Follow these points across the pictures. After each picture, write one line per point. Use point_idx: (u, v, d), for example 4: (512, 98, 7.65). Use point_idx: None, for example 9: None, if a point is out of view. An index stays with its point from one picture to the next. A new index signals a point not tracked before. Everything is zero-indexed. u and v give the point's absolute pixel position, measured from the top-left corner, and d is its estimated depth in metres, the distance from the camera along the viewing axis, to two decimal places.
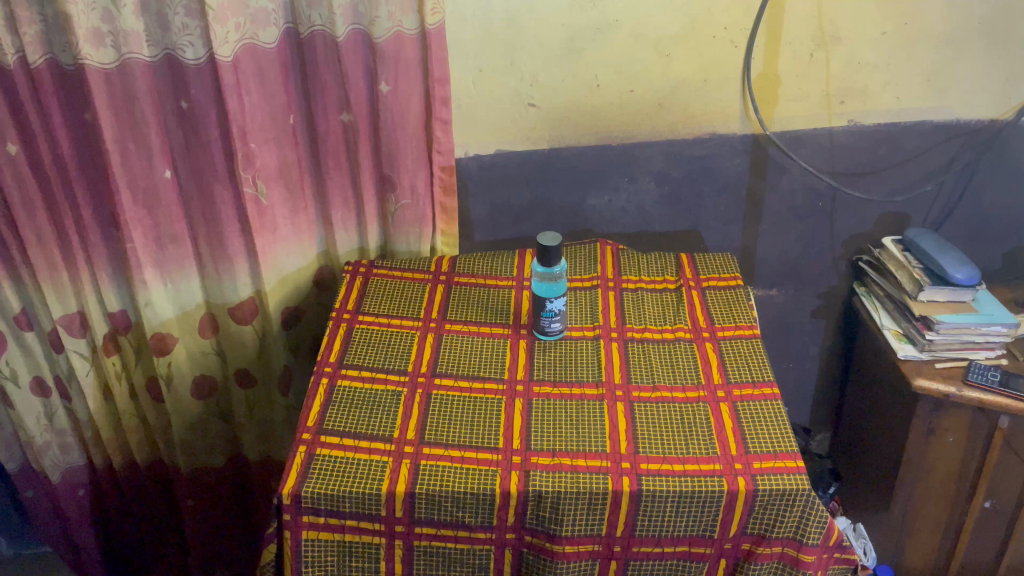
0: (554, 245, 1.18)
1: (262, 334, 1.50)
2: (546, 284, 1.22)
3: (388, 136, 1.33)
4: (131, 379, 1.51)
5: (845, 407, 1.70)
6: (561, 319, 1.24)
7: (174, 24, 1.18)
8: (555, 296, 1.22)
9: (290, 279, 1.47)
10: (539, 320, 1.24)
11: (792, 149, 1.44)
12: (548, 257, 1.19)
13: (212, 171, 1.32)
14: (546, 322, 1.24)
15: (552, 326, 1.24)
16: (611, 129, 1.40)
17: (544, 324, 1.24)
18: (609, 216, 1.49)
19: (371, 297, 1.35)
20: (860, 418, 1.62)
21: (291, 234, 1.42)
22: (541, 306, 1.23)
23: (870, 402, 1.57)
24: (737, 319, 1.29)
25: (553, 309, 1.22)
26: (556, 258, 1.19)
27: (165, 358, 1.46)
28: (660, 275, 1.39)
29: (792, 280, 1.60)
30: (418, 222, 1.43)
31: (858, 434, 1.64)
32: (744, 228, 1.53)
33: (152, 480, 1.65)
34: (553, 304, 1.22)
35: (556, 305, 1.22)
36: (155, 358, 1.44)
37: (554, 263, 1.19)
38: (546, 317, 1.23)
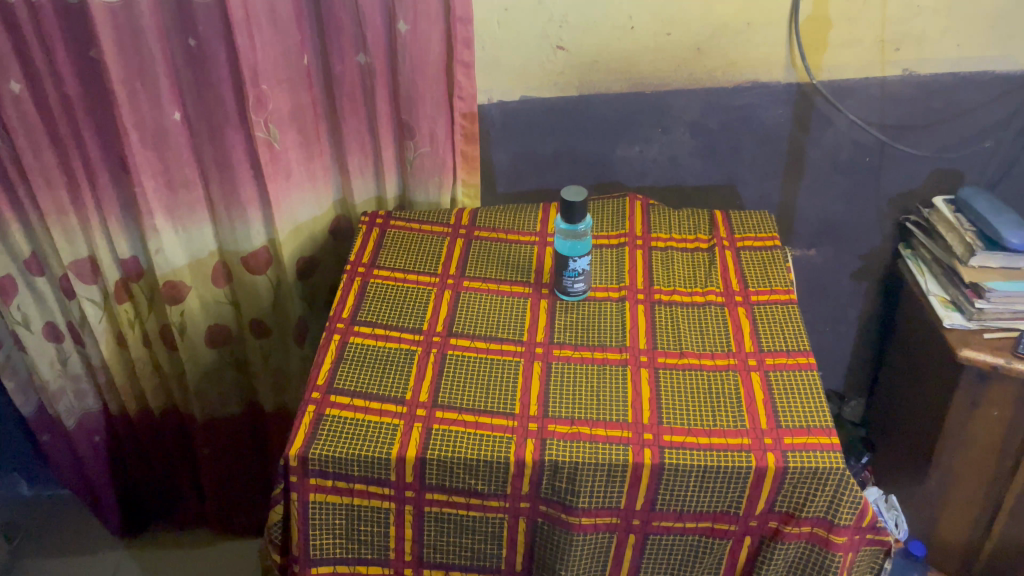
0: (579, 203, 1.10)
1: (276, 284, 1.44)
2: (569, 242, 1.15)
3: (407, 80, 1.25)
4: (144, 327, 1.47)
5: (881, 374, 1.62)
6: (584, 279, 1.18)
7: None
8: (579, 255, 1.15)
9: (304, 228, 1.41)
10: (561, 278, 1.18)
11: (839, 100, 1.34)
12: (572, 216, 1.11)
13: (223, 114, 1.25)
14: (568, 280, 1.18)
15: (574, 286, 1.18)
16: (645, 76, 1.31)
17: (565, 282, 1.18)
18: (639, 169, 1.41)
19: (386, 252, 1.30)
20: (897, 385, 1.55)
21: (304, 181, 1.36)
22: (563, 265, 1.16)
23: (909, 371, 1.49)
24: (772, 282, 1.21)
25: (576, 269, 1.16)
26: (580, 216, 1.11)
27: (178, 307, 1.42)
28: (691, 233, 1.31)
29: (832, 240, 1.50)
30: (437, 171, 1.36)
31: (894, 403, 1.57)
32: (783, 184, 1.44)
33: (168, 430, 1.62)
34: (576, 263, 1.15)
35: (579, 264, 1.16)
36: (168, 307, 1.40)
37: (579, 220, 1.12)
38: (568, 275, 1.17)
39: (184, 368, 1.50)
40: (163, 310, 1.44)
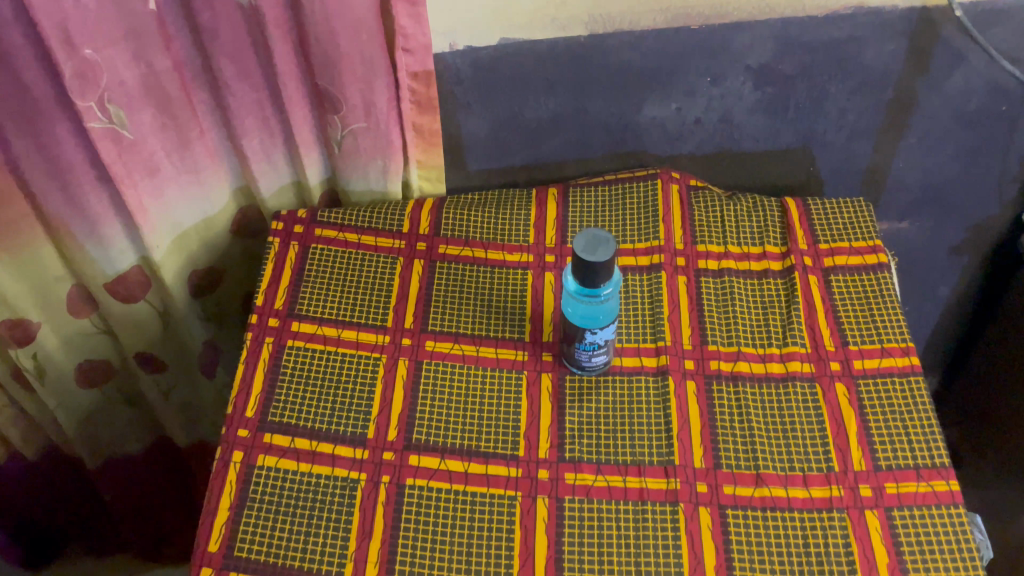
0: (599, 261, 0.69)
1: (164, 309, 1.03)
2: (582, 305, 0.74)
3: (321, 30, 0.78)
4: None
5: (971, 362, 1.26)
6: (607, 349, 0.78)
7: None
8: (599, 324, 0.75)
9: (192, 234, 0.98)
10: (572, 348, 0.78)
11: (982, 29, 0.86)
12: (587, 277, 0.70)
13: (32, 96, 0.77)
14: (582, 352, 0.78)
15: (590, 359, 0.78)
16: (692, 5, 0.83)
17: (576, 353, 0.78)
18: (675, 133, 0.96)
19: (309, 290, 0.88)
20: (997, 389, 1.19)
21: (181, 173, 0.91)
22: (575, 335, 0.76)
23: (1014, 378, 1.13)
24: (882, 336, 0.82)
25: (594, 341, 0.76)
26: (600, 278, 0.70)
27: (29, 348, 1.00)
28: (755, 242, 0.90)
29: (933, 210, 1.08)
30: (379, 152, 0.92)
31: (988, 406, 1.22)
32: (878, 144, 0.99)
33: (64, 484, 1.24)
34: (595, 335, 0.75)
35: (600, 336, 0.76)
36: (13, 351, 0.99)
37: (597, 283, 0.70)
38: (581, 347, 0.77)
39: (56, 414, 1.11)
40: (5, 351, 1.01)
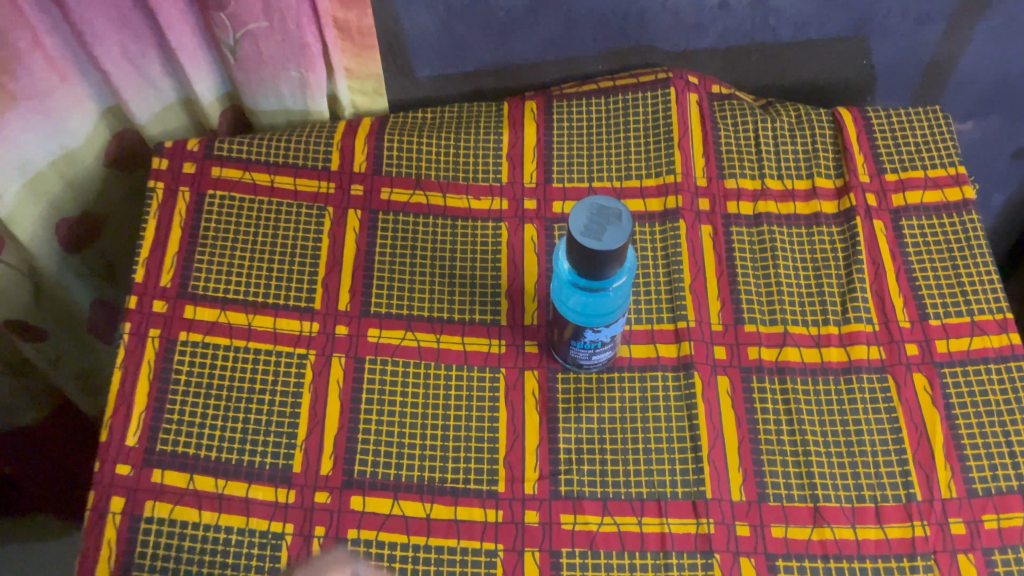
0: (605, 248, 0.46)
1: (31, 270, 0.79)
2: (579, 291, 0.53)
3: None
4: None
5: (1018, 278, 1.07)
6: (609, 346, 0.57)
7: None
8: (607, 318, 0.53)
9: (50, 173, 0.73)
10: (565, 343, 0.57)
11: None
12: (584, 266, 0.47)
13: None
14: (579, 350, 0.57)
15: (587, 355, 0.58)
16: None
17: (571, 349, 0.58)
18: (690, 23, 0.71)
19: (208, 259, 0.66)
20: None
21: (17, 100, 0.64)
22: (574, 333, 0.55)
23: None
24: (971, 305, 0.62)
25: (595, 338, 0.55)
26: (604, 268, 0.48)
27: None
28: (800, 173, 0.68)
29: (1005, 110, 0.86)
30: (291, 59, 0.67)
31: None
32: (952, 31, 0.75)
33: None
34: (599, 333, 0.54)
35: (606, 333, 0.55)
36: None
37: (600, 274, 0.48)
38: (579, 345, 0.56)
39: None
40: None
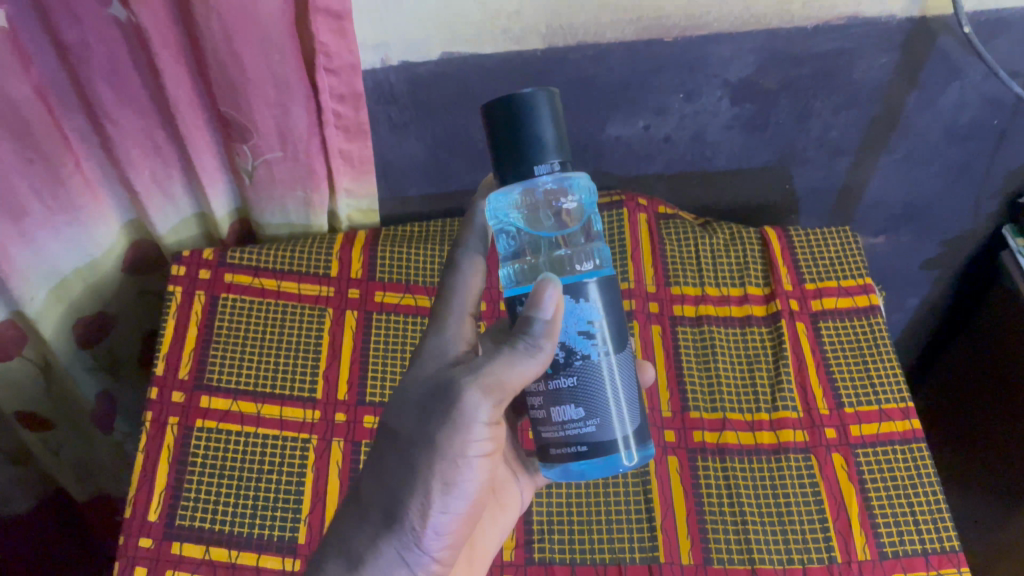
0: (529, 110, 0.41)
1: (46, 364, 0.87)
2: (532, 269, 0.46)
3: (221, 49, 0.64)
4: None
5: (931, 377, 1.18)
6: (618, 408, 0.43)
7: None
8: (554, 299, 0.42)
9: (75, 279, 0.82)
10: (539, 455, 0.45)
11: (985, 40, 0.75)
12: (520, 144, 0.41)
13: None
14: (550, 465, 0.45)
15: (627, 455, 0.44)
16: (667, 16, 0.71)
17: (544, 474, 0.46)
18: (641, 154, 0.85)
19: (221, 355, 0.75)
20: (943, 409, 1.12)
21: (55, 215, 0.75)
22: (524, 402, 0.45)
23: (959, 403, 1.05)
24: (879, 395, 0.73)
25: (546, 372, 0.43)
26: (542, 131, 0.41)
27: None
28: (734, 283, 0.79)
29: (911, 226, 1.00)
30: (299, 183, 0.78)
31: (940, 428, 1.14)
32: (858, 162, 0.89)
33: None
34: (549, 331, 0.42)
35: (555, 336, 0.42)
36: None
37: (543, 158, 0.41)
38: (552, 434, 0.43)
39: None
40: None
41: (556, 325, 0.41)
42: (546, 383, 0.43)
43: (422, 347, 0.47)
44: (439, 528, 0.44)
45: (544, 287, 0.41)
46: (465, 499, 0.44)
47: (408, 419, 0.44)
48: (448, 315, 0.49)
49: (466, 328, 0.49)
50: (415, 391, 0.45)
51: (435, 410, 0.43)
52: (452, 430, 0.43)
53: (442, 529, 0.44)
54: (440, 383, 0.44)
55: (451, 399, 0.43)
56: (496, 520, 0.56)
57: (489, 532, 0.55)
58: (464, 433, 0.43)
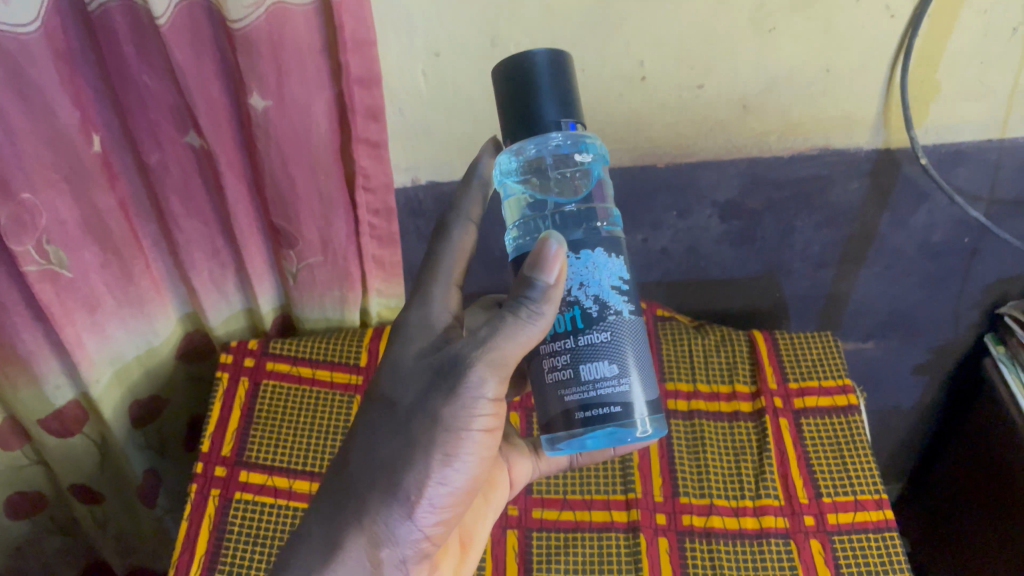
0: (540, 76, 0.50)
1: (101, 440, 0.97)
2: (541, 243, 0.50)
3: (277, 172, 0.76)
4: None
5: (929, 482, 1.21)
6: (636, 376, 0.49)
7: None
8: (580, 248, 0.48)
9: (134, 364, 0.92)
10: (544, 428, 0.50)
11: (944, 170, 0.85)
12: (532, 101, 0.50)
13: None
14: (552, 436, 0.50)
15: (639, 428, 0.49)
16: (659, 146, 0.83)
17: (547, 447, 0.51)
18: (641, 261, 0.96)
19: (260, 434, 0.84)
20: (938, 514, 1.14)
21: (124, 308, 0.85)
22: (540, 369, 0.50)
23: (955, 508, 1.08)
24: (855, 487, 0.80)
25: (577, 327, 0.48)
26: (551, 84, 0.50)
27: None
28: (724, 380, 0.88)
29: (898, 333, 1.06)
30: (336, 283, 0.89)
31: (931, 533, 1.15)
32: (840, 273, 0.98)
33: None
34: (583, 287, 0.48)
35: (588, 290, 0.48)
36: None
37: (550, 108, 0.50)
38: (581, 394, 0.48)
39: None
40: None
41: (557, 288, 0.47)
42: (579, 338, 0.48)
43: (411, 320, 0.56)
44: (436, 501, 0.51)
45: (546, 247, 0.47)
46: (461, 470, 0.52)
47: (407, 393, 0.52)
48: (428, 292, 0.57)
49: (450, 298, 0.57)
50: (420, 369, 0.52)
51: (444, 384, 0.50)
52: (457, 403, 0.50)
53: (441, 502, 0.52)
54: (445, 360, 0.51)
55: (458, 370, 0.50)
56: (485, 512, 0.65)
57: (484, 507, 0.65)
58: (467, 405, 0.50)
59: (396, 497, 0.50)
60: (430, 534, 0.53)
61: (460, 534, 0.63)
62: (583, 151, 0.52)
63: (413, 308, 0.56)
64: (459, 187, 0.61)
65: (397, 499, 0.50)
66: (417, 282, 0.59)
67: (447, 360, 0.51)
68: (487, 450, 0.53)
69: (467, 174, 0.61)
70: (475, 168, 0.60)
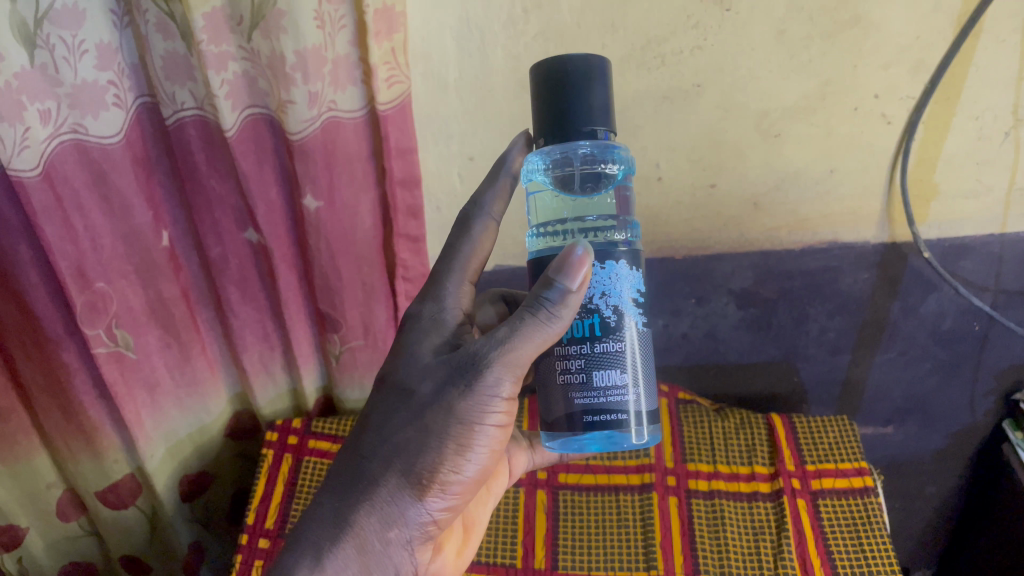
0: (571, 80, 0.52)
1: (152, 512, 1.02)
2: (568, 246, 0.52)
3: (324, 264, 0.83)
4: (25, 549, 0.98)
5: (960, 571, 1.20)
6: (640, 387, 0.52)
7: (80, 94, 0.66)
8: (605, 259, 0.51)
9: (187, 441, 0.98)
10: (545, 426, 0.53)
11: (949, 262, 0.89)
12: (566, 107, 0.52)
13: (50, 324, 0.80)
14: (550, 433, 0.53)
15: (635, 435, 0.52)
16: (675, 240, 0.90)
17: (544, 442, 0.54)
18: (663, 346, 1.01)
19: (301, 508, 0.89)
20: None
21: (180, 387, 0.92)
22: (551, 369, 0.53)
23: None
24: (871, 567, 0.83)
25: (595, 335, 0.51)
26: (587, 94, 0.52)
27: (57, 530, 0.99)
28: (743, 461, 0.91)
29: (916, 417, 1.07)
30: (375, 365, 0.95)
31: None
32: (855, 359, 1.01)
33: None
34: (604, 297, 0.51)
35: (609, 300, 0.51)
36: (58, 524, 0.98)
37: (582, 117, 0.51)
38: (591, 399, 0.51)
39: None
40: (48, 532, 0.99)
41: (579, 294, 0.50)
42: (595, 346, 0.51)
43: (424, 314, 0.58)
44: (446, 489, 0.53)
45: (573, 255, 0.49)
46: (472, 462, 0.54)
47: (424, 385, 0.53)
48: (442, 284, 0.60)
49: (462, 295, 0.60)
50: (436, 365, 0.54)
51: (461, 381, 0.52)
52: (473, 398, 0.52)
53: (451, 489, 0.54)
54: (464, 357, 0.52)
55: (473, 368, 0.51)
56: (484, 500, 0.71)
57: (485, 498, 0.71)
58: (483, 402, 0.52)
59: (409, 482, 0.52)
60: (438, 519, 0.55)
61: (463, 520, 0.69)
62: (610, 158, 0.53)
63: (427, 301, 0.59)
64: (485, 181, 0.62)
65: (409, 482, 0.52)
66: (432, 276, 0.61)
67: (462, 359, 0.52)
68: (496, 445, 0.55)
69: (495, 166, 0.62)
70: (504, 161, 0.62)
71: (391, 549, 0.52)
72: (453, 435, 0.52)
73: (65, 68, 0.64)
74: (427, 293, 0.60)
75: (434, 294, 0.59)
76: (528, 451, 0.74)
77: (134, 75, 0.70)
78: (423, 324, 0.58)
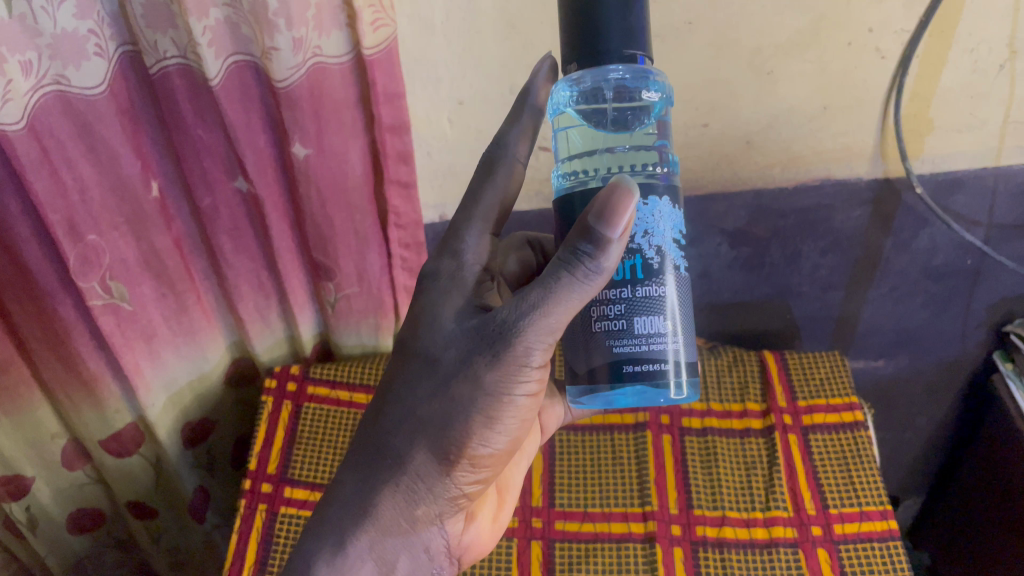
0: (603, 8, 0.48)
1: (156, 459, 1.04)
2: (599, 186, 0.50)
3: (315, 213, 0.83)
4: (32, 498, 1.00)
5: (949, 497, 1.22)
6: (680, 336, 0.51)
7: (58, 43, 0.64)
8: (649, 194, 0.49)
9: (187, 389, 0.99)
10: (571, 379, 0.52)
11: (943, 196, 0.89)
12: (598, 34, 0.49)
13: (44, 278, 0.80)
14: (578, 387, 0.52)
15: (674, 388, 0.51)
16: None
17: (571, 399, 0.54)
18: None
19: (302, 453, 0.91)
20: (961, 527, 1.16)
21: (177, 337, 0.93)
22: (587, 313, 0.51)
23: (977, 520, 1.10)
24: (860, 497, 0.84)
25: (637, 277, 0.50)
26: (623, 19, 0.48)
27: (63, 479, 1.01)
28: (736, 399, 0.92)
29: (908, 350, 1.08)
30: (371, 311, 0.96)
31: (958, 548, 1.16)
32: (848, 294, 1.02)
33: None
34: (648, 235, 0.49)
35: (652, 239, 0.50)
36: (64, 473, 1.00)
37: (616, 41, 0.48)
38: (632, 347, 0.49)
39: (59, 553, 1.09)
40: (55, 481, 1.01)
41: (617, 249, 0.47)
42: (637, 288, 0.50)
43: (444, 272, 0.56)
44: (478, 461, 0.55)
45: (617, 210, 0.46)
46: (502, 431, 0.55)
47: (448, 352, 0.53)
48: (461, 237, 0.57)
49: (482, 248, 0.58)
50: (461, 332, 0.53)
51: (490, 351, 0.51)
52: (504, 368, 0.52)
53: (481, 460, 0.55)
54: (492, 325, 0.51)
55: (504, 338, 0.51)
56: (519, 460, 0.70)
57: (518, 464, 0.70)
58: (514, 373, 0.52)
59: (436, 459, 0.53)
60: (468, 491, 0.56)
61: (497, 484, 0.68)
62: (647, 87, 0.51)
63: (444, 258, 0.57)
64: (508, 120, 0.60)
65: (437, 459, 0.53)
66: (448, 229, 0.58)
67: (490, 327, 0.52)
68: (527, 412, 0.55)
69: (520, 99, 0.60)
70: (529, 93, 0.60)
71: (420, 527, 0.55)
72: (483, 408, 0.53)
73: (40, 17, 0.62)
74: (444, 249, 0.58)
75: (452, 252, 0.57)
76: (562, 405, 0.73)
77: (114, 24, 0.68)
78: (443, 284, 0.56)
